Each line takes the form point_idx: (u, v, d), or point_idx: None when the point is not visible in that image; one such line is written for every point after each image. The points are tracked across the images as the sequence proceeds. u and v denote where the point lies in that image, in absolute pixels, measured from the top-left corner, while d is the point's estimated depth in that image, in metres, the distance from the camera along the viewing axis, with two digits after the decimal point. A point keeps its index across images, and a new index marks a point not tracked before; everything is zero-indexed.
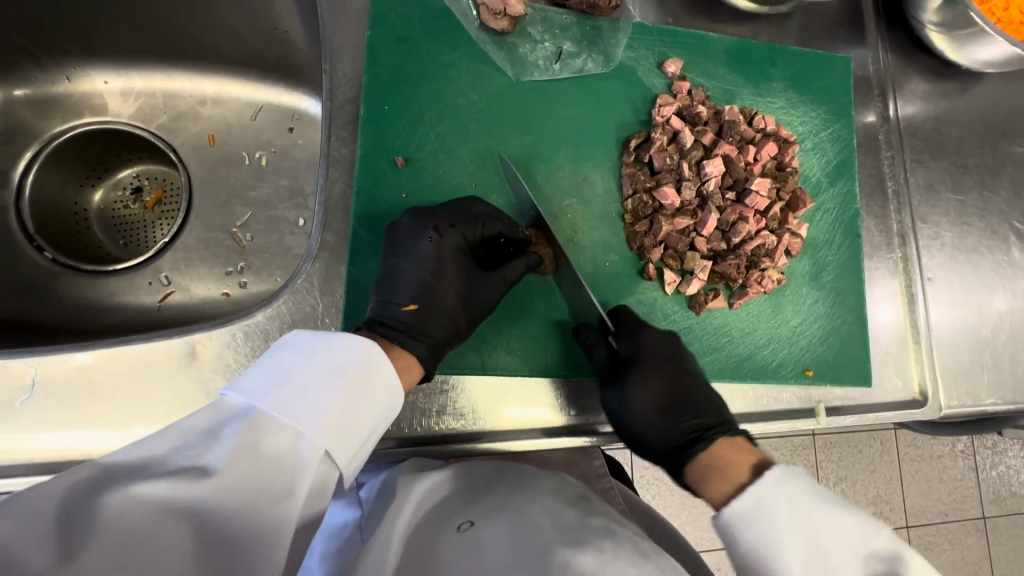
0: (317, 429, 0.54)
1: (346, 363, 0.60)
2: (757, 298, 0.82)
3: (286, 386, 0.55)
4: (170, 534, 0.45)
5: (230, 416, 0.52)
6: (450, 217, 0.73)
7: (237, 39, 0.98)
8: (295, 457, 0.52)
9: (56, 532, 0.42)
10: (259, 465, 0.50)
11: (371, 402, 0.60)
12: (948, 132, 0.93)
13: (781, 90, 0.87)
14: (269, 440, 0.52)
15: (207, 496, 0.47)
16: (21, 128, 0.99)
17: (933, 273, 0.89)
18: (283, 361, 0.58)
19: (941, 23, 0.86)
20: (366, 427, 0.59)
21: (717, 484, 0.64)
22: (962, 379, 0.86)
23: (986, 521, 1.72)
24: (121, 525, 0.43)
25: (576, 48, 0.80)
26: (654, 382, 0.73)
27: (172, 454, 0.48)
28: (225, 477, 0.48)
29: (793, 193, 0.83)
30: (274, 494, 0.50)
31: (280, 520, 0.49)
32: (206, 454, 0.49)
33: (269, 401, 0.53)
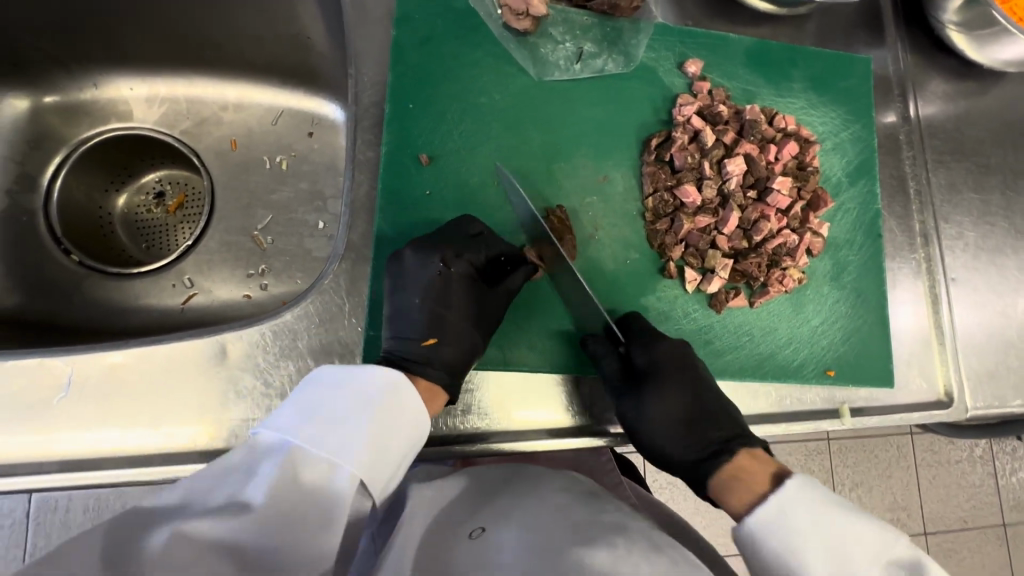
0: (348, 462, 0.56)
1: (372, 392, 0.61)
2: (779, 297, 0.81)
3: (316, 420, 0.56)
4: (216, 568, 0.46)
5: (263, 452, 0.54)
6: (455, 248, 0.74)
7: (260, 44, 1.00)
8: (330, 489, 0.54)
9: (107, 569, 0.43)
10: (297, 498, 0.52)
11: (398, 434, 0.61)
12: (969, 132, 0.93)
13: (801, 90, 0.87)
14: (305, 473, 0.53)
15: (248, 531, 0.49)
16: (49, 134, 1.01)
17: (956, 273, 0.88)
18: (309, 395, 0.58)
19: (961, 23, 0.86)
20: (399, 451, 0.61)
21: (739, 495, 0.65)
22: (987, 380, 0.85)
23: (1008, 528, 1.68)
24: (169, 562, 0.45)
25: (596, 49, 0.81)
26: (673, 394, 0.73)
27: (211, 492, 0.50)
28: (266, 511, 0.49)
29: (814, 193, 0.83)
30: (312, 526, 0.52)
31: (320, 550, 0.52)
32: (244, 491, 0.50)
33: (301, 437, 0.55)
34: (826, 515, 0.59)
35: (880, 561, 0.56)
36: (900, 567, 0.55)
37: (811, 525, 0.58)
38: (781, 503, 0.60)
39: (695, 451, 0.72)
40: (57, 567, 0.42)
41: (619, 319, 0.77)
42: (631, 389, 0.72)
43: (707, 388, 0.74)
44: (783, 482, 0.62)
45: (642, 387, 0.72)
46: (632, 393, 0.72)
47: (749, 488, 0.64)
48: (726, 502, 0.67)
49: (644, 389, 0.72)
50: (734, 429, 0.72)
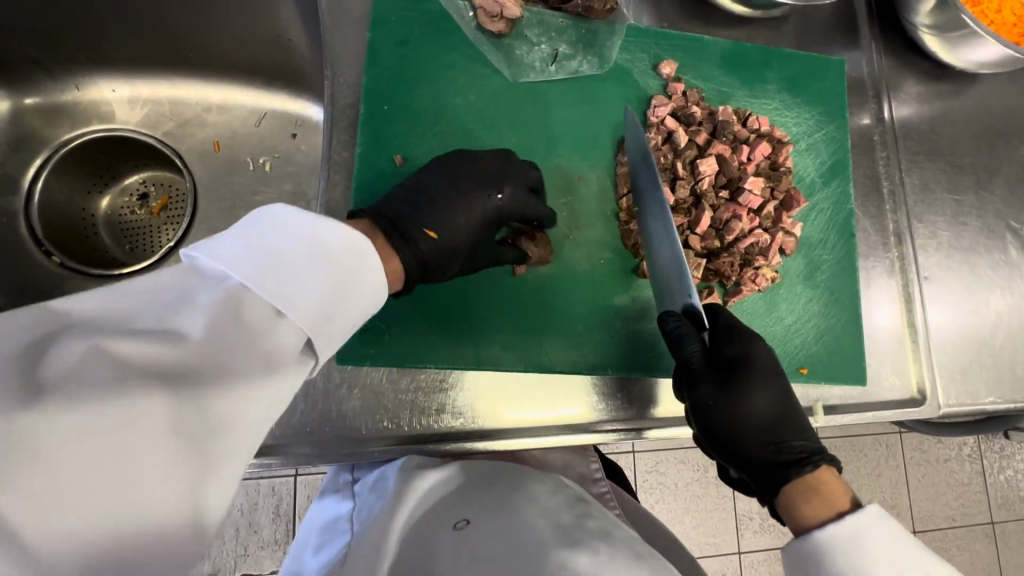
0: (299, 310, 0.50)
1: (334, 246, 0.55)
2: (751, 296, 0.82)
3: (269, 262, 0.50)
4: (141, 385, 0.44)
5: (205, 281, 0.48)
6: (514, 178, 0.73)
7: (241, 46, 1.00)
8: (274, 333, 0.49)
9: (22, 370, 0.41)
10: (237, 337, 0.47)
11: (357, 295, 0.56)
12: (944, 133, 0.94)
13: (776, 91, 0.88)
14: (247, 310, 0.48)
15: (178, 358, 0.45)
16: (31, 136, 1.02)
17: (929, 272, 0.89)
18: (264, 232, 0.52)
19: (933, 26, 0.87)
20: (350, 317, 0.56)
21: (822, 507, 0.64)
22: (960, 378, 0.86)
23: (995, 526, 1.70)
24: (91, 376, 0.43)
25: (571, 50, 0.81)
26: (759, 395, 0.73)
27: (143, 311, 0.45)
28: (198, 343, 0.45)
29: (787, 193, 0.84)
30: (250, 366, 0.48)
31: (252, 388, 0.48)
32: (179, 317, 0.45)
33: (249, 275, 0.48)
34: (899, 548, 0.60)
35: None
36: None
37: (883, 555, 0.59)
38: (857, 527, 0.60)
39: (771, 457, 0.71)
40: None
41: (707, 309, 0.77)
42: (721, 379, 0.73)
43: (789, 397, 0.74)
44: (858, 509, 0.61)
45: (733, 378, 0.73)
46: (715, 381, 0.72)
47: (827, 503, 0.64)
48: (799, 511, 0.66)
49: (731, 380, 0.73)
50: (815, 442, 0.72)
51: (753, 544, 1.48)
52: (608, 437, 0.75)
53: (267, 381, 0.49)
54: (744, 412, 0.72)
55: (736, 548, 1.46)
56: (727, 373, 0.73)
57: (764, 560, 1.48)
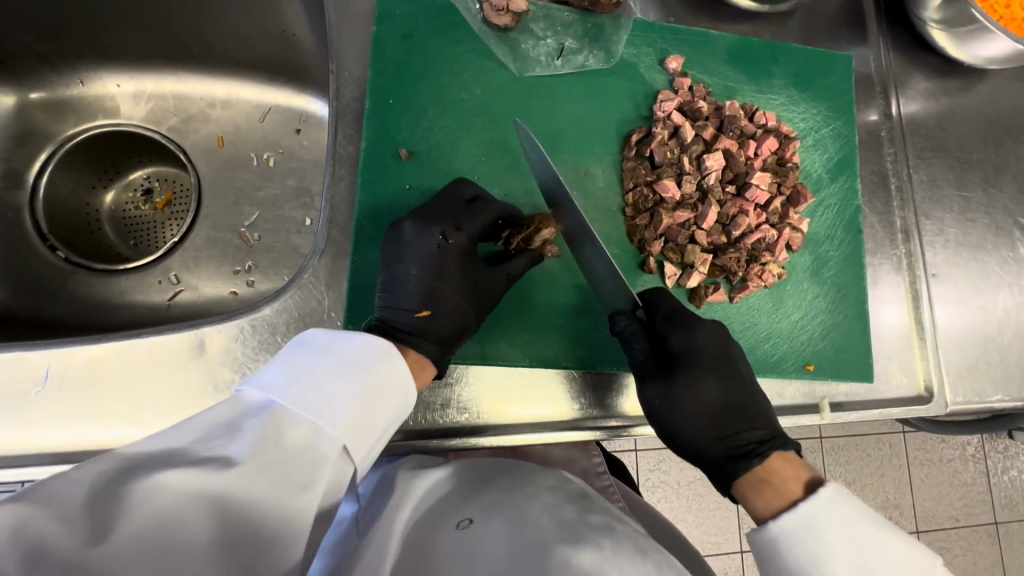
0: (336, 423, 0.57)
1: (363, 360, 0.63)
2: (758, 293, 0.82)
3: (304, 382, 0.58)
4: (189, 519, 0.46)
5: (248, 411, 0.54)
6: (455, 218, 0.73)
7: (246, 41, 1.00)
8: (316, 449, 0.55)
9: (86, 513, 0.44)
10: (282, 458, 0.52)
11: (384, 400, 0.63)
12: (951, 129, 0.93)
13: (782, 87, 0.88)
14: (290, 432, 0.54)
15: (230, 486, 0.48)
16: (36, 130, 1.02)
17: (936, 269, 0.89)
18: (303, 359, 0.61)
19: (942, 21, 0.86)
20: (379, 423, 0.62)
21: (770, 497, 0.65)
22: (968, 376, 0.86)
23: (999, 526, 1.69)
24: (150, 509, 0.45)
25: (577, 45, 0.81)
26: (704, 386, 0.73)
27: (195, 445, 0.50)
28: (248, 466, 0.49)
29: (794, 188, 0.83)
30: (296, 481, 0.52)
31: (297, 512, 0.51)
32: (227, 445, 0.50)
33: (291, 397, 0.56)
34: (856, 526, 0.60)
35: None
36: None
37: (839, 535, 0.59)
38: (811, 513, 0.60)
39: (720, 447, 0.72)
40: (38, 510, 0.42)
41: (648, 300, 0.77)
42: (664, 373, 0.73)
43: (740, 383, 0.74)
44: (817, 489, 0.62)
45: (677, 372, 0.73)
46: (660, 376, 0.73)
47: (780, 493, 0.64)
48: (749, 501, 0.67)
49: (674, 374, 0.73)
50: (771, 429, 0.71)
51: None
52: (601, 432, 0.75)
53: (310, 501, 0.52)
54: (691, 404, 0.73)
55: (740, 546, 1.46)
56: (670, 368, 0.73)
57: None
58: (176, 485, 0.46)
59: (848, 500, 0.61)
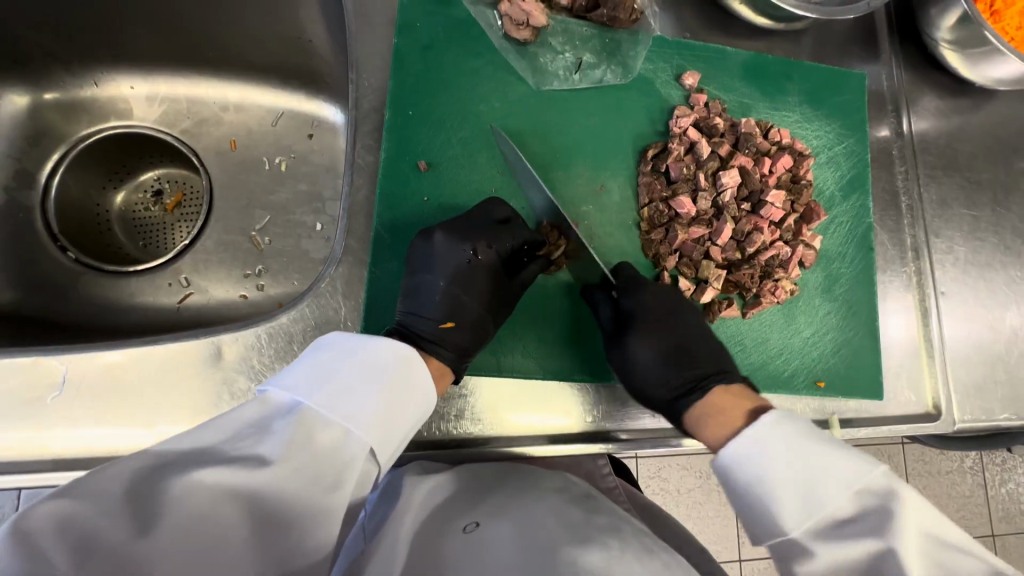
0: (364, 425, 0.59)
1: (384, 364, 0.64)
2: (770, 309, 0.82)
3: (330, 386, 0.59)
4: (224, 515, 0.48)
5: (275, 413, 0.56)
6: (485, 234, 0.74)
7: (262, 46, 1.01)
8: (343, 452, 0.56)
9: (127, 507, 0.46)
10: (310, 458, 0.54)
11: (407, 403, 0.63)
12: (961, 148, 0.94)
13: (796, 104, 0.89)
14: (317, 435, 0.56)
15: (263, 484, 0.50)
16: (48, 131, 1.02)
17: (946, 286, 0.89)
18: (326, 360, 0.61)
19: (954, 41, 0.87)
20: (403, 426, 0.63)
21: (716, 426, 0.67)
22: (975, 393, 0.86)
23: (996, 539, 1.70)
24: (188, 506, 0.47)
25: (595, 59, 0.82)
26: (658, 336, 0.76)
27: (226, 444, 0.52)
28: (280, 465, 0.51)
29: (807, 206, 0.84)
30: (326, 480, 0.54)
31: (327, 509, 0.53)
32: (259, 445, 0.52)
33: (317, 400, 0.58)
34: (800, 446, 0.60)
35: (850, 490, 0.56)
36: (873, 493, 0.56)
37: (783, 456, 0.60)
38: (756, 435, 0.62)
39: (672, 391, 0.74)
40: (79, 504, 0.45)
41: (610, 269, 0.79)
42: (620, 330, 0.75)
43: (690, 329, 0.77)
44: (757, 418, 0.63)
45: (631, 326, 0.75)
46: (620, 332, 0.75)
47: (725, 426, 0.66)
48: (703, 436, 0.69)
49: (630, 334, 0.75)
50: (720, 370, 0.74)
51: (755, 552, 1.48)
52: (610, 446, 0.74)
53: (339, 499, 0.54)
54: (647, 355, 0.74)
55: (739, 556, 1.46)
56: (626, 327, 0.75)
57: (766, 568, 1.48)
58: (212, 483, 0.48)
59: (798, 422, 0.62)
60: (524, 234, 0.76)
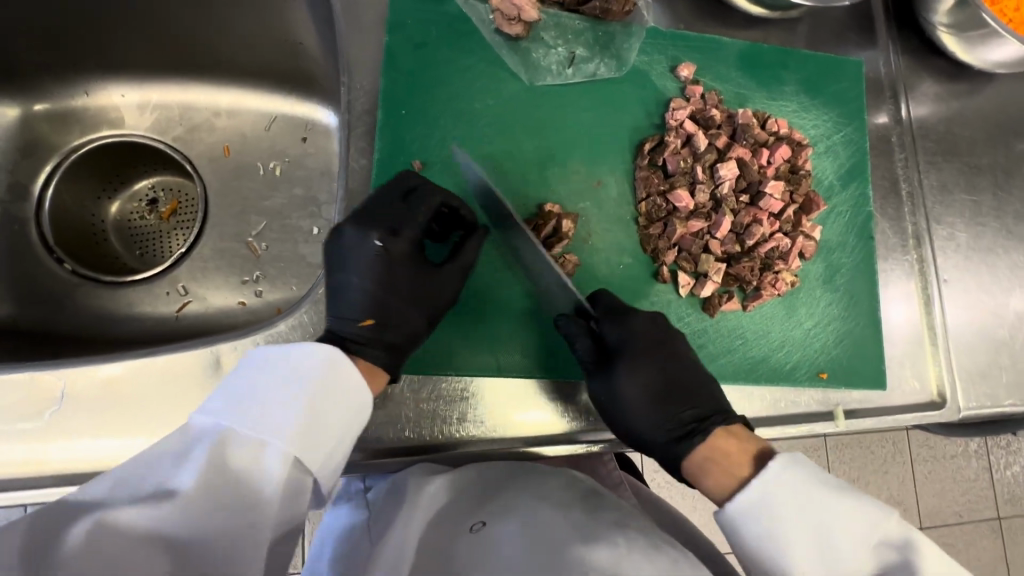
0: (284, 438, 0.56)
1: (308, 370, 0.60)
2: (772, 300, 0.82)
3: (245, 402, 0.57)
4: (135, 556, 0.49)
5: (195, 436, 0.55)
6: (395, 220, 0.71)
7: (252, 50, 0.99)
8: (262, 470, 0.55)
9: (34, 553, 0.47)
10: (227, 485, 0.53)
11: (335, 408, 0.60)
12: (961, 133, 0.93)
13: (794, 93, 0.87)
14: (232, 458, 0.54)
15: (174, 517, 0.51)
16: (39, 142, 1.01)
17: (948, 274, 0.89)
18: (244, 376, 0.59)
19: (951, 25, 0.86)
20: (334, 432, 0.60)
21: (716, 475, 0.67)
22: (980, 381, 0.86)
23: (1002, 521, 1.70)
24: (99, 546, 0.48)
25: (588, 53, 0.81)
26: (645, 370, 0.74)
27: (140, 477, 0.52)
28: (190, 497, 0.51)
29: (807, 196, 0.83)
30: (243, 506, 0.53)
31: (248, 531, 0.53)
32: (172, 476, 0.52)
33: (230, 418, 0.56)
34: (815, 494, 0.62)
35: (868, 543, 0.59)
36: (889, 543, 0.59)
37: (796, 510, 0.61)
38: (769, 488, 0.62)
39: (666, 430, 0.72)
40: None
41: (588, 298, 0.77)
42: (605, 370, 0.73)
43: (677, 364, 0.74)
44: (767, 464, 0.63)
45: (612, 369, 0.73)
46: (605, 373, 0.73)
47: (728, 474, 0.66)
48: (701, 480, 0.69)
49: (613, 368, 0.73)
50: (711, 405, 0.73)
51: None
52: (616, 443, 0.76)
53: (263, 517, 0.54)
54: (631, 394, 0.72)
55: None
56: (612, 362, 0.73)
57: None
58: (115, 524, 0.49)
59: (801, 467, 0.63)
60: (428, 208, 0.72)
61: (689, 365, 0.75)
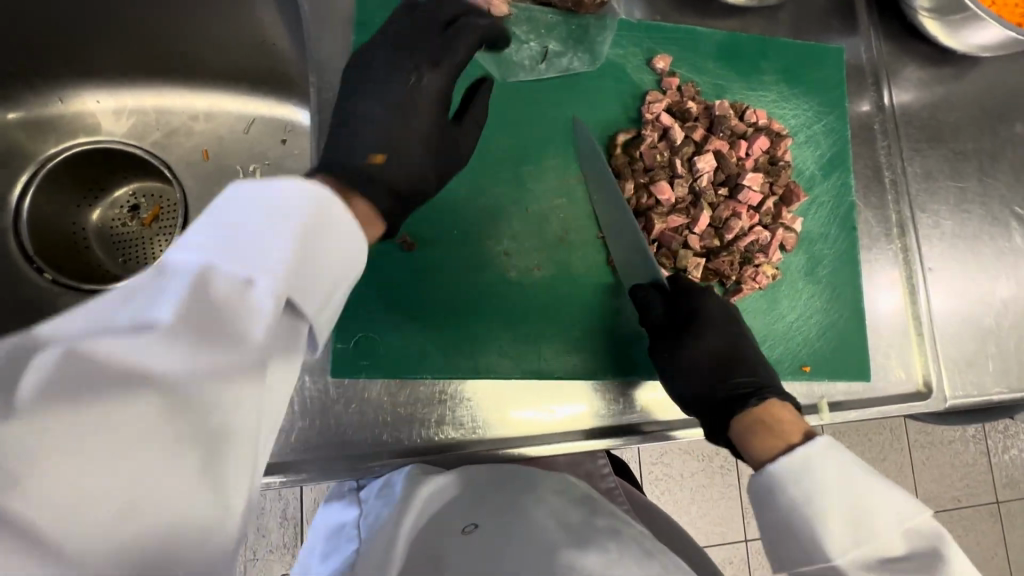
0: (265, 273, 0.39)
1: (285, 198, 0.42)
2: (753, 294, 0.81)
3: (216, 225, 0.40)
4: (103, 409, 0.35)
5: (155, 267, 0.38)
6: (438, 51, 0.68)
7: (227, 52, 0.98)
8: (248, 308, 0.38)
9: None
10: (212, 324, 0.37)
11: (330, 246, 0.44)
12: (945, 119, 0.92)
13: (773, 82, 0.86)
14: (211, 293, 0.37)
15: (141, 359, 0.35)
16: (15, 151, 0.99)
17: (932, 263, 0.88)
18: (211, 202, 0.42)
19: (933, 9, 0.84)
20: (330, 274, 0.44)
21: (765, 439, 0.64)
22: (966, 369, 0.86)
23: (1000, 505, 1.69)
24: (39, 383, 0.33)
25: (561, 48, 0.79)
26: (709, 339, 0.73)
27: (93, 314, 0.36)
28: (173, 332, 0.36)
29: (787, 187, 0.82)
30: (233, 353, 0.38)
31: (240, 392, 0.38)
32: (139, 309, 0.36)
33: (202, 244, 0.39)
34: (857, 476, 0.57)
35: (902, 529, 0.52)
36: (924, 539, 0.51)
37: (831, 481, 0.57)
38: (805, 454, 0.59)
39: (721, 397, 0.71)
40: None
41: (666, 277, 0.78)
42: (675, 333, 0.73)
43: (737, 339, 0.75)
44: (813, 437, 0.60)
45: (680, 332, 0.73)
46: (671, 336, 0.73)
47: (776, 436, 0.63)
48: (747, 446, 0.66)
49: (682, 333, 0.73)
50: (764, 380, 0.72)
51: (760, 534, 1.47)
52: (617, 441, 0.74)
53: (259, 380, 0.39)
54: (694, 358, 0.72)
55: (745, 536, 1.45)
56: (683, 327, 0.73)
57: None
58: (53, 385, 0.33)
59: (846, 450, 0.59)
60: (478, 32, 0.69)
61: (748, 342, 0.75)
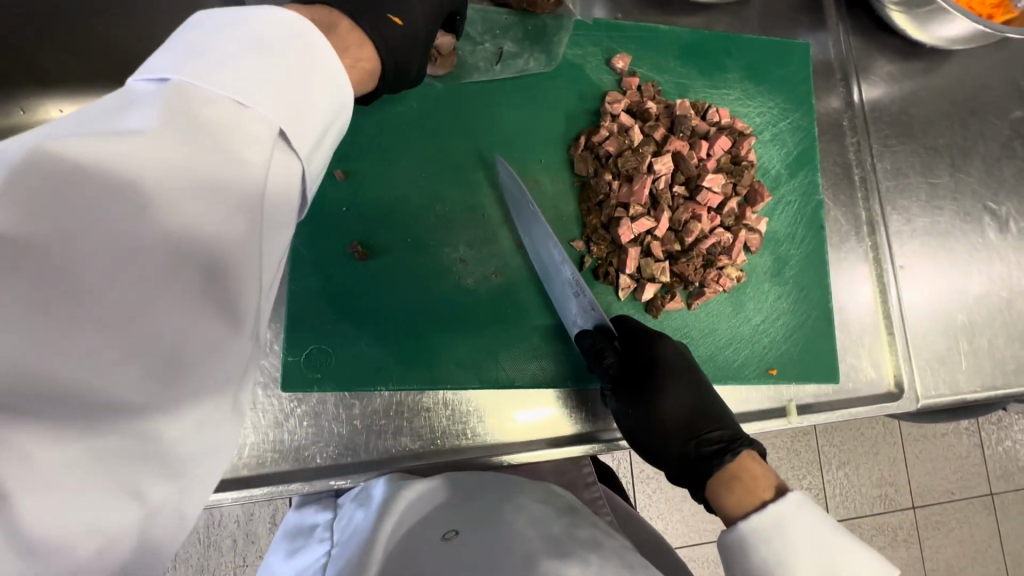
0: (260, 94, 0.38)
1: (267, 33, 0.41)
2: (717, 297, 0.80)
3: (199, 49, 0.38)
4: (88, 211, 0.31)
5: (135, 93, 0.36)
6: None
7: None
8: (243, 128, 0.37)
9: None
10: (206, 133, 0.35)
11: (316, 87, 0.42)
12: (916, 114, 0.91)
13: (736, 80, 0.85)
14: (203, 107, 0.35)
15: (138, 155, 0.32)
16: None
17: (903, 261, 0.87)
18: (191, 33, 0.39)
19: (900, 2, 0.82)
20: (320, 114, 0.43)
21: (736, 498, 0.62)
22: (939, 367, 0.84)
23: (995, 497, 1.66)
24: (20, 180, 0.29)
25: (517, 48, 0.78)
26: (674, 392, 0.71)
27: (72, 126, 0.33)
28: (166, 132, 0.33)
29: (751, 187, 0.81)
30: (231, 168, 0.36)
31: (247, 208, 0.36)
32: (122, 119, 0.33)
33: (185, 66, 0.37)
34: (827, 533, 0.57)
35: None
36: None
37: (805, 542, 0.57)
38: (779, 513, 0.58)
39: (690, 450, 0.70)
40: None
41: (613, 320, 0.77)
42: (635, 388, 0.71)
43: (700, 387, 0.73)
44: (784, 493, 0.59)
45: (642, 386, 0.71)
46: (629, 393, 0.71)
47: (747, 492, 0.62)
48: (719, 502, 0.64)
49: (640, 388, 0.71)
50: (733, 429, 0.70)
51: None
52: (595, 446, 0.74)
53: (255, 195, 0.37)
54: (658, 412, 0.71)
55: None
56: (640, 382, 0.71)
57: None
58: (50, 172, 0.30)
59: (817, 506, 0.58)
60: None
61: (710, 388, 0.74)
